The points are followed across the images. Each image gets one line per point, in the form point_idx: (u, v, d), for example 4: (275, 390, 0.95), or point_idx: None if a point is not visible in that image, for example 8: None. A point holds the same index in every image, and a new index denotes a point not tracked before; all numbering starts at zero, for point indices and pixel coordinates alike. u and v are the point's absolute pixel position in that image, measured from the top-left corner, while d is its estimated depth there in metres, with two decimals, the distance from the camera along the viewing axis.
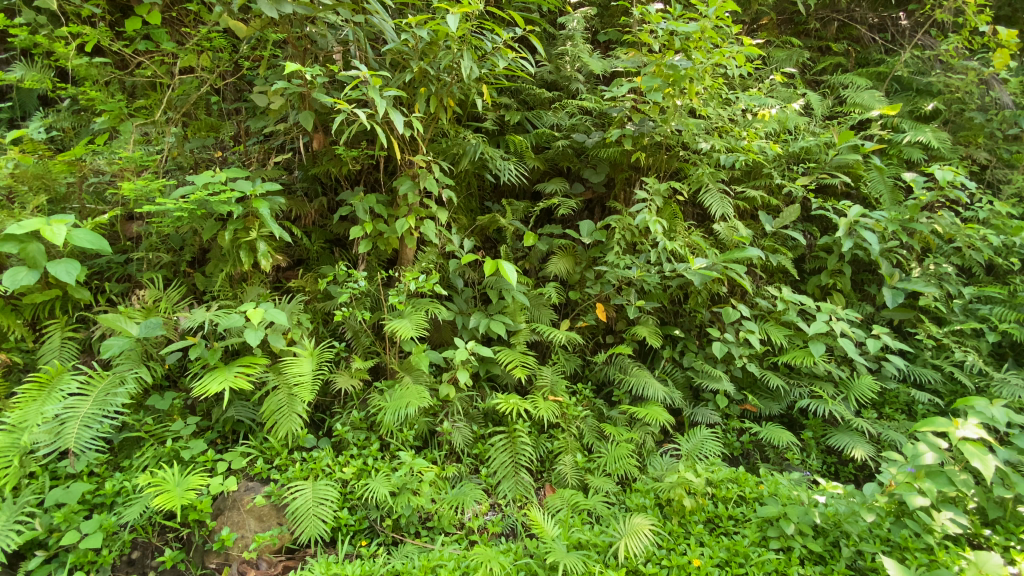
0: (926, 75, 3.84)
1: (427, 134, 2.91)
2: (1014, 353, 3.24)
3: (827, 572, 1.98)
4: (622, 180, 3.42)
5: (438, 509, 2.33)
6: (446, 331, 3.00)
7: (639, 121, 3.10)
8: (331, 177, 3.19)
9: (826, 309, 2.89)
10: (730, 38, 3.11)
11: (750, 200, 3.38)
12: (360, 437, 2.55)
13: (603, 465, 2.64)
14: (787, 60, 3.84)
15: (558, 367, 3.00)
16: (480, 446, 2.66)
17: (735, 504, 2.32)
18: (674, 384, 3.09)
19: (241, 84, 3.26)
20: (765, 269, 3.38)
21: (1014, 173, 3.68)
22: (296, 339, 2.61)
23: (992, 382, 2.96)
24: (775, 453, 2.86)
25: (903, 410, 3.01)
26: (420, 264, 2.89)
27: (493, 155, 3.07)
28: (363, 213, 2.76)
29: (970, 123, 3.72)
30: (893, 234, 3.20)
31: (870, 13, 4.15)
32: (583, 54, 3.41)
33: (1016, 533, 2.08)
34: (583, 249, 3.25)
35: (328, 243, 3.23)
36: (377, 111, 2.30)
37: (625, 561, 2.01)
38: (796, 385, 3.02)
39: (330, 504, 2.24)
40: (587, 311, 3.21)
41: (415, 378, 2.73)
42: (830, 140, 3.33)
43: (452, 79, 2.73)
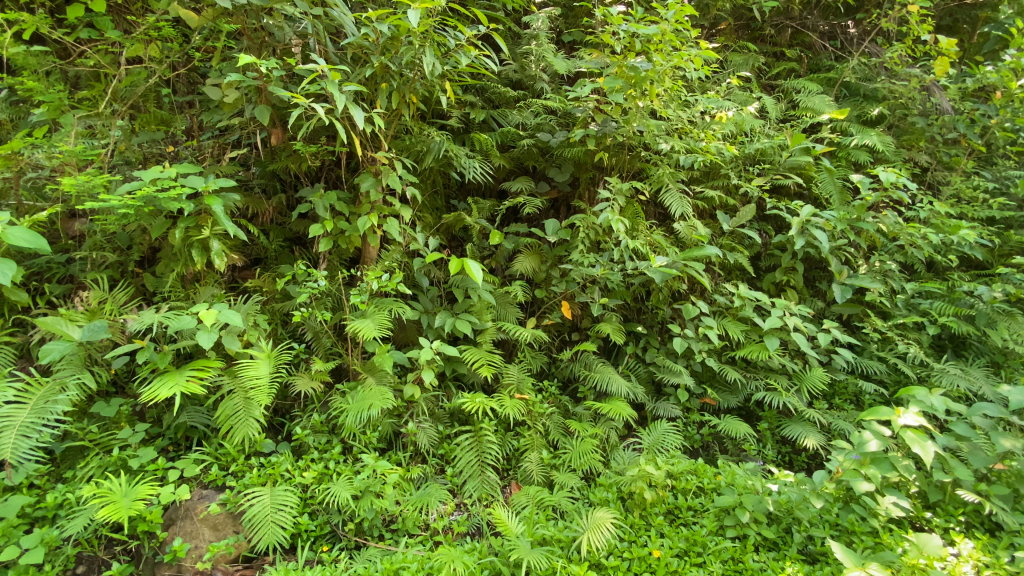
0: (872, 81, 4.02)
1: (389, 130, 2.87)
2: (953, 345, 3.43)
3: (780, 558, 2.05)
4: (587, 180, 3.45)
5: (402, 512, 2.28)
6: (411, 331, 2.96)
7: (602, 122, 3.16)
8: (290, 173, 3.12)
9: (780, 304, 2.99)
10: (689, 41, 3.18)
11: (708, 200, 3.47)
12: (321, 440, 2.49)
13: (568, 461, 2.64)
14: (744, 64, 3.97)
15: (524, 365, 3.01)
16: (445, 446, 2.63)
17: (694, 495, 2.37)
18: (637, 379, 3.15)
19: (194, 76, 3.13)
20: (723, 267, 3.47)
21: (952, 174, 3.89)
22: (252, 341, 2.52)
23: (932, 372, 3.13)
24: (733, 444, 2.94)
25: (851, 400, 3.15)
26: (383, 263, 2.84)
27: (458, 153, 3.05)
28: (323, 210, 2.70)
29: (912, 127, 3.92)
30: (842, 233, 3.33)
31: (822, 21, 4.32)
32: (547, 53, 3.41)
33: (954, 515, 2.23)
34: (548, 248, 3.28)
35: (287, 242, 3.15)
36: (337, 106, 2.24)
37: (587, 555, 2.02)
38: (752, 378, 3.11)
39: (289, 510, 2.17)
40: (552, 309, 3.24)
41: (378, 379, 2.68)
42: (783, 142, 3.45)
43: (414, 75, 2.70)
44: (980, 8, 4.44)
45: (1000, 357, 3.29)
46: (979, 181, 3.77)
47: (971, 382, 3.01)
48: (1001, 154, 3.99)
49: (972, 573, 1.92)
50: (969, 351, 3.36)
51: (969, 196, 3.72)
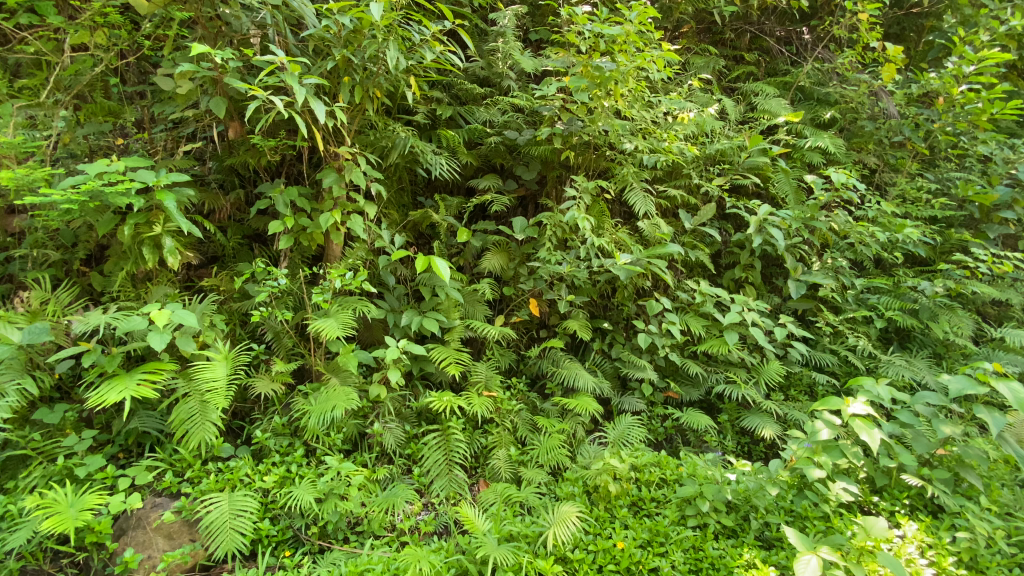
0: (825, 86, 4.21)
1: (353, 125, 2.82)
2: (899, 338, 3.61)
3: (738, 544, 2.13)
4: (554, 178, 3.47)
5: (367, 513, 2.24)
6: (377, 330, 2.91)
7: (568, 121, 3.18)
8: (249, 168, 3.03)
9: (739, 300, 3.09)
10: (652, 43, 3.25)
11: (671, 199, 3.56)
12: (282, 443, 2.43)
13: (535, 456, 2.66)
14: (705, 67, 4.08)
15: (492, 362, 3.01)
16: (412, 446, 2.60)
17: (657, 487, 2.42)
18: (603, 375, 3.20)
19: (146, 66, 3.00)
20: (685, 264, 3.56)
21: (898, 176, 4.09)
22: (208, 342, 2.43)
23: (880, 364, 3.30)
24: (695, 436, 3.02)
25: (806, 391, 3.28)
26: (347, 260, 2.79)
27: (424, 149, 3.01)
28: (284, 207, 2.63)
29: (862, 131, 4.11)
30: (797, 231, 3.46)
31: (779, 26, 4.48)
32: (514, 51, 3.41)
33: (898, 498, 2.36)
34: (516, 246, 3.29)
35: (246, 239, 3.06)
36: (296, 99, 2.18)
37: (553, 550, 2.03)
38: (713, 371, 3.20)
39: (249, 515, 2.10)
40: (520, 306, 3.26)
41: (343, 379, 2.63)
42: (742, 144, 3.57)
43: (377, 69, 2.66)
44: (925, 17, 4.70)
45: (941, 349, 3.49)
46: (922, 182, 3.98)
47: (915, 372, 3.18)
48: (943, 156, 4.18)
49: (916, 553, 2.04)
50: (913, 343, 3.55)
51: (913, 196, 3.91)
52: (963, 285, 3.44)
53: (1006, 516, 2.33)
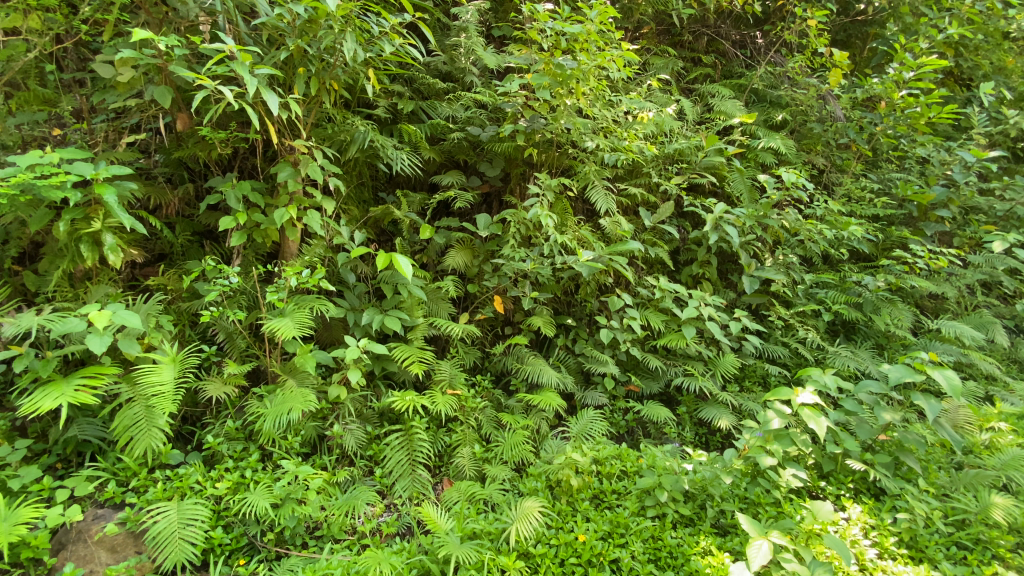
0: (777, 89, 4.38)
1: (309, 118, 2.73)
2: (844, 330, 3.80)
3: (695, 532, 2.19)
4: (517, 175, 3.47)
5: (327, 517, 2.18)
6: (336, 329, 2.84)
7: (531, 118, 3.19)
8: (199, 162, 2.90)
9: (696, 295, 3.17)
10: (612, 42, 3.29)
11: (631, 197, 3.63)
12: (236, 448, 2.35)
13: (500, 453, 2.66)
14: (664, 67, 4.17)
15: (456, 360, 2.99)
16: (374, 447, 2.55)
17: (618, 479, 2.46)
18: (566, 370, 3.24)
19: (86, 52, 2.82)
20: (646, 261, 3.63)
21: (844, 176, 4.29)
22: (155, 344, 2.32)
23: (827, 355, 3.46)
24: (655, 428, 3.09)
25: (759, 382, 3.41)
26: (303, 258, 2.71)
27: (384, 144, 2.95)
28: (235, 202, 2.53)
29: (811, 133, 4.30)
30: (751, 228, 3.59)
31: (734, 30, 4.63)
32: (477, 46, 3.39)
33: (844, 482, 2.48)
34: (480, 243, 3.27)
35: (197, 236, 2.94)
36: (247, 90, 2.09)
37: (515, 546, 2.04)
38: (672, 365, 3.29)
39: (200, 524, 2.01)
40: (484, 303, 3.25)
41: (300, 381, 2.56)
42: (699, 143, 3.67)
43: (334, 61, 2.59)
44: (869, 25, 4.96)
45: (883, 340, 3.69)
46: (866, 182, 4.20)
47: (859, 362, 3.35)
48: (885, 158, 4.42)
49: (859, 534, 2.20)
50: (858, 335, 3.75)
51: (858, 196, 4.12)
52: (903, 280, 3.66)
53: (942, 497, 2.47)
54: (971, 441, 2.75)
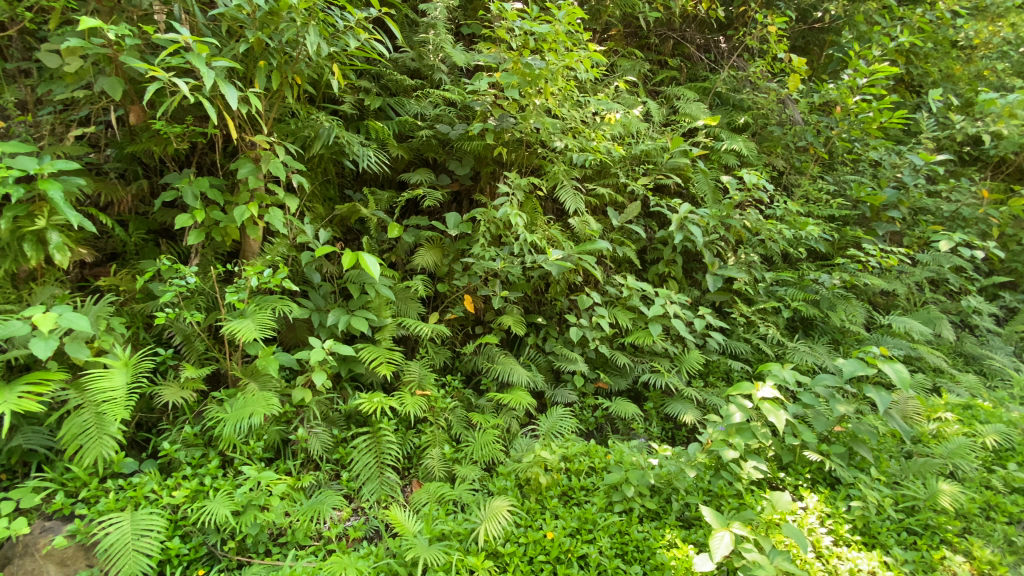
0: (739, 92, 4.51)
1: (271, 113, 2.66)
2: (803, 326, 3.94)
3: (661, 526, 2.24)
4: (487, 174, 3.47)
5: (291, 523, 2.13)
6: (301, 331, 2.77)
7: (500, 117, 3.18)
8: (154, 157, 2.78)
9: (662, 293, 3.24)
10: (580, 43, 3.32)
11: (600, 197, 3.68)
12: (194, 455, 2.27)
13: (470, 453, 2.64)
14: (631, 69, 4.24)
15: (426, 360, 2.96)
16: (341, 450, 2.51)
17: (586, 475, 2.49)
18: (536, 369, 3.26)
19: (30, 40, 2.67)
20: (614, 260, 3.69)
21: (802, 178, 4.43)
22: (105, 348, 2.21)
23: (787, 350, 3.59)
24: (623, 424, 3.14)
25: (723, 377, 3.51)
26: (266, 257, 2.64)
27: (350, 140, 2.89)
28: (192, 199, 2.43)
29: (771, 135, 4.44)
30: (715, 228, 3.69)
31: (698, 34, 4.74)
32: (445, 44, 3.36)
33: (801, 473, 2.57)
34: (450, 242, 3.25)
35: (152, 234, 2.82)
36: (204, 83, 2.00)
37: (484, 545, 2.04)
38: (639, 361, 3.35)
39: (155, 535, 1.92)
40: (454, 303, 3.23)
41: (262, 384, 2.49)
42: (664, 145, 3.75)
43: (296, 54, 2.52)
44: (825, 32, 5.16)
45: (839, 335, 3.86)
46: (822, 184, 4.37)
47: (816, 356, 3.49)
48: (840, 161, 4.62)
49: (816, 523, 2.28)
50: (815, 331, 3.90)
51: (815, 197, 4.28)
52: (856, 278, 3.83)
53: (892, 485, 2.59)
54: (918, 431, 2.89)
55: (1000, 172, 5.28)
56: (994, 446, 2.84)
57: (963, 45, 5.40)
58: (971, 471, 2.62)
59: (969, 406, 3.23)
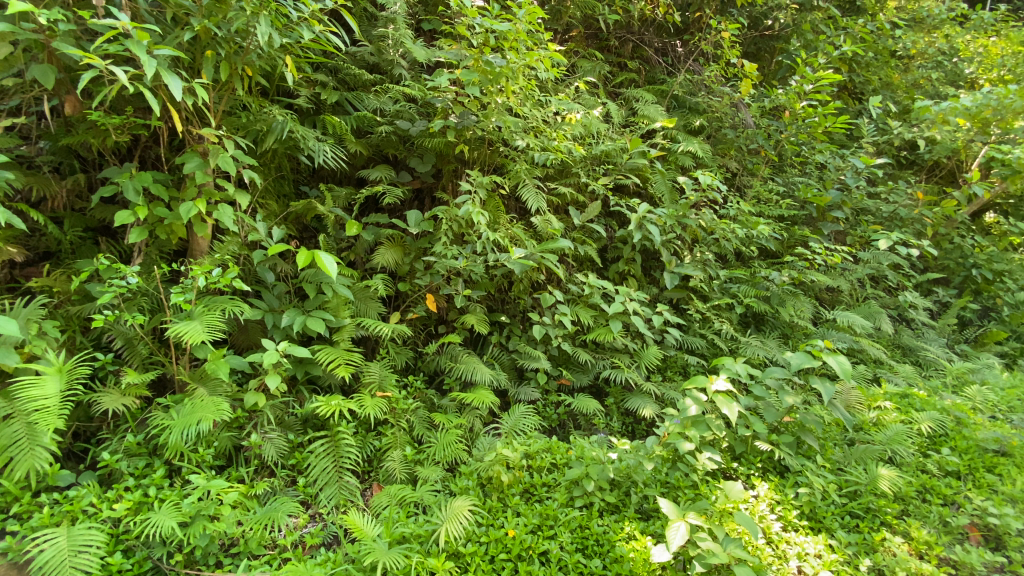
0: (694, 96, 4.65)
1: (220, 106, 2.54)
2: (755, 321, 4.11)
3: (620, 519, 2.29)
4: (449, 171, 3.44)
5: (243, 533, 2.04)
6: (253, 332, 2.67)
7: (461, 114, 3.16)
8: (92, 150, 2.62)
9: (622, 291, 3.30)
10: (541, 43, 3.33)
11: (561, 196, 3.72)
12: (137, 464, 2.15)
13: (432, 454, 2.61)
14: (591, 70, 4.30)
15: (387, 361, 2.91)
16: (297, 455, 2.43)
17: (548, 472, 2.52)
18: (500, 367, 3.26)
19: None
20: (576, 258, 3.74)
21: (753, 180, 4.63)
22: (37, 354, 2.06)
23: (740, 344, 3.73)
24: (585, 420, 3.17)
25: (680, 372, 3.61)
26: (216, 256, 2.53)
27: (305, 135, 2.81)
28: (134, 195, 2.30)
29: (725, 138, 4.60)
30: (672, 227, 3.79)
31: (656, 38, 4.85)
32: (405, 39, 3.30)
33: (753, 462, 2.68)
34: (411, 240, 3.21)
35: (90, 232, 2.66)
36: (145, 72, 1.89)
37: (444, 546, 2.03)
38: (600, 358, 3.40)
39: (94, 550, 1.81)
40: (416, 302, 3.18)
41: (211, 389, 2.38)
42: (624, 146, 3.83)
43: (247, 45, 2.41)
44: (775, 40, 5.37)
45: (789, 330, 4.03)
46: (772, 185, 4.56)
47: (767, 350, 3.64)
48: (789, 163, 4.82)
49: (767, 510, 2.38)
50: (766, 326, 4.06)
51: (766, 198, 4.47)
52: (804, 275, 4.02)
53: (837, 471, 2.74)
54: (860, 419, 3.07)
55: (934, 175, 5.67)
56: (928, 432, 3.03)
57: (901, 55, 5.74)
58: (908, 456, 2.79)
59: (906, 395, 3.44)
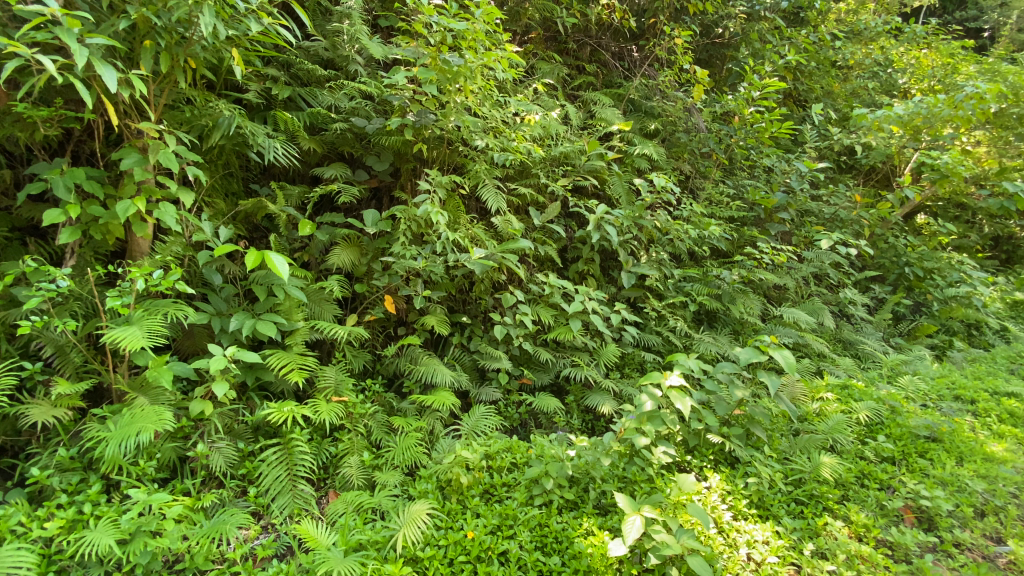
0: (650, 100, 4.78)
1: (161, 99, 2.41)
2: (708, 318, 4.26)
3: (579, 515, 2.32)
4: (407, 170, 3.39)
5: (189, 547, 1.94)
6: (199, 337, 2.56)
7: (419, 113, 3.12)
8: (18, 144, 2.44)
9: (581, 291, 3.35)
10: (500, 43, 3.34)
11: (521, 197, 3.75)
12: (71, 480, 2.01)
13: (390, 459, 2.57)
14: (550, 72, 4.35)
15: (343, 364, 2.85)
16: (248, 465, 2.35)
17: (508, 471, 2.53)
18: (461, 368, 3.25)
19: None
20: (536, 259, 3.78)
21: (705, 182, 4.79)
22: None
23: (693, 341, 3.86)
24: (546, 419, 3.20)
25: (637, 368, 3.69)
26: (157, 257, 2.40)
27: (255, 131, 2.70)
28: (65, 192, 2.15)
29: (679, 141, 4.75)
30: (629, 228, 3.87)
31: (613, 42, 4.96)
32: (361, 35, 3.24)
33: (706, 455, 2.78)
34: (368, 240, 3.14)
35: (17, 232, 2.48)
36: (76, 62, 1.77)
37: (402, 552, 2.00)
38: (561, 356, 3.45)
39: (22, 574, 1.68)
40: (374, 303, 3.12)
41: (153, 398, 2.26)
42: (582, 148, 3.90)
43: (190, 35, 2.30)
44: (725, 48, 5.54)
45: (739, 326, 4.21)
46: (723, 188, 4.75)
47: (719, 346, 3.79)
48: (739, 167, 5.01)
49: (718, 500, 2.48)
50: (718, 322, 4.22)
51: (717, 200, 4.65)
52: (753, 274, 4.20)
53: (783, 460, 2.87)
54: (804, 411, 3.24)
55: (871, 179, 6.05)
56: (865, 421, 3.23)
57: (841, 65, 6.09)
58: (848, 444, 2.97)
59: (846, 386, 3.65)
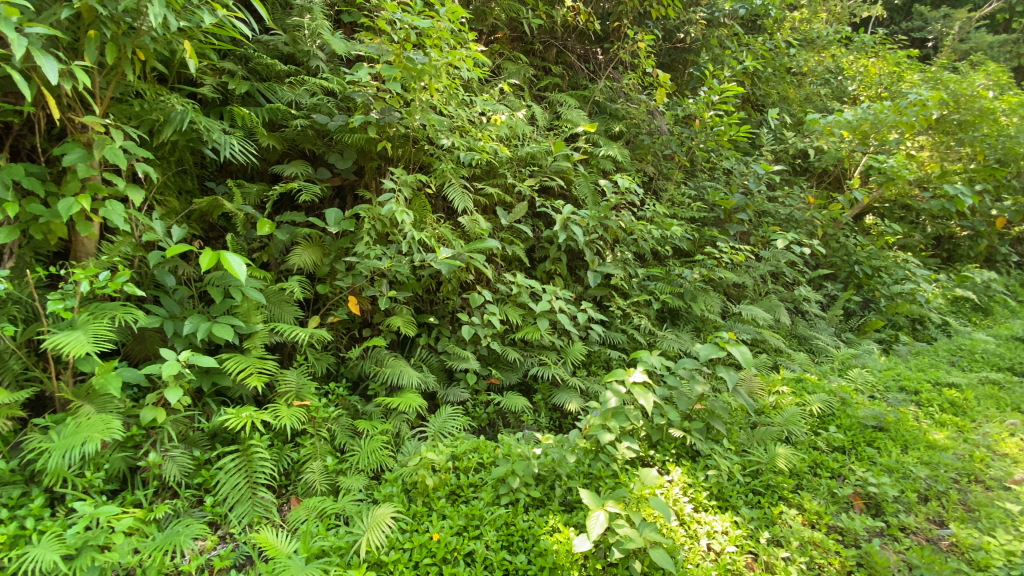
0: (614, 102, 4.86)
1: (108, 92, 2.30)
2: (671, 316, 4.38)
3: (545, 512, 2.35)
4: (372, 169, 3.34)
5: (140, 561, 1.86)
6: (151, 342, 2.45)
7: (383, 110, 3.07)
8: None
9: (548, 290, 3.38)
10: (465, 42, 3.32)
11: (488, 196, 3.75)
12: (11, 494, 1.90)
13: (355, 463, 2.52)
14: (516, 73, 4.37)
15: (305, 367, 2.78)
16: (205, 473, 2.27)
17: (475, 472, 2.53)
18: (428, 369, 3.23)
19: None
20: (503, 258, 3.79)
21: (668, 183, 4.91)
22: None
23: (657, 338, 3.95)
24: (513, 418, 3.21)
25: (603, 366, 3.76)
26: (105, 258, 2.29)
27: (209, 127, 2.61)
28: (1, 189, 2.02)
29: (642, 144, 4.85)
30: (595, 228, 3.93)
31: (579, 45, 5.02)
32: (322, 29, 3.16)
33: (668, 449, 2.85)
34: (331, 240, 3.08)
35: None
36: (13, 51, 1.66)
37: (366, 557, 1.98)
38: (528, 356, 3.47)
39: None
40: (337, 304, 3.06)
41: (100, 406, 2.15)
42: (548, 149, 3.93)
43: (139, 26, 2.19)
44: (687, 52, 5.67)
45: (701, 323, 4.34)
46: (685, 189, 4.88)
47: (682, 343, 3.89)
48: (700, 169, 5.16)
49: (680, 493, 2.55)
50: (681, 320, 4.35)
51: (679, 201, 4.77)
52: (713, 273, 4.33)
53: (742, 452, 2.98)
54: (761, 404, 3.37)
55: (823, 181, 6.33)
56: (818, 412, 3.38)
57: (796, 72, 6.35)
58: (801, 435, 3.10)
59: (801, 380, 3.82)
